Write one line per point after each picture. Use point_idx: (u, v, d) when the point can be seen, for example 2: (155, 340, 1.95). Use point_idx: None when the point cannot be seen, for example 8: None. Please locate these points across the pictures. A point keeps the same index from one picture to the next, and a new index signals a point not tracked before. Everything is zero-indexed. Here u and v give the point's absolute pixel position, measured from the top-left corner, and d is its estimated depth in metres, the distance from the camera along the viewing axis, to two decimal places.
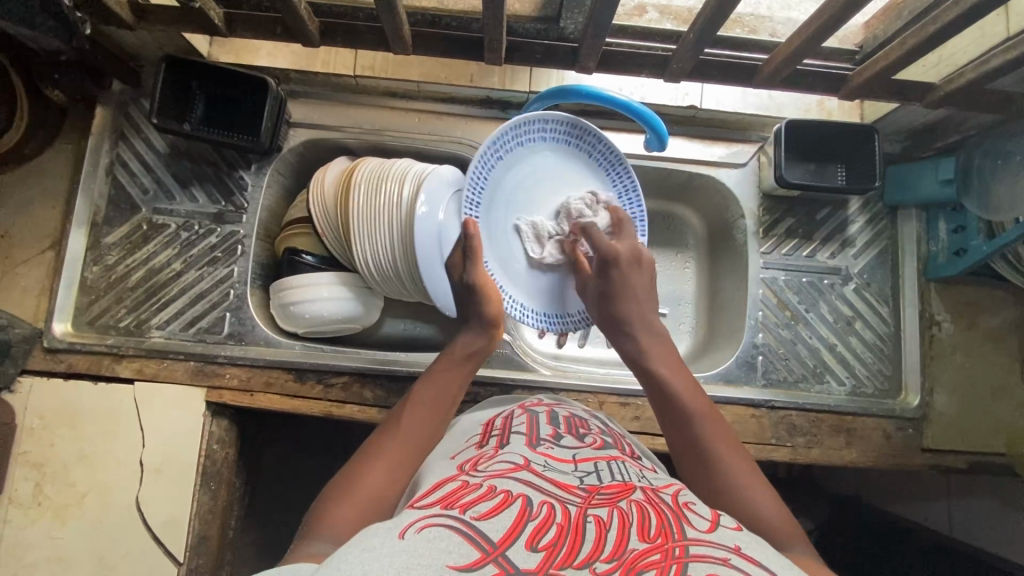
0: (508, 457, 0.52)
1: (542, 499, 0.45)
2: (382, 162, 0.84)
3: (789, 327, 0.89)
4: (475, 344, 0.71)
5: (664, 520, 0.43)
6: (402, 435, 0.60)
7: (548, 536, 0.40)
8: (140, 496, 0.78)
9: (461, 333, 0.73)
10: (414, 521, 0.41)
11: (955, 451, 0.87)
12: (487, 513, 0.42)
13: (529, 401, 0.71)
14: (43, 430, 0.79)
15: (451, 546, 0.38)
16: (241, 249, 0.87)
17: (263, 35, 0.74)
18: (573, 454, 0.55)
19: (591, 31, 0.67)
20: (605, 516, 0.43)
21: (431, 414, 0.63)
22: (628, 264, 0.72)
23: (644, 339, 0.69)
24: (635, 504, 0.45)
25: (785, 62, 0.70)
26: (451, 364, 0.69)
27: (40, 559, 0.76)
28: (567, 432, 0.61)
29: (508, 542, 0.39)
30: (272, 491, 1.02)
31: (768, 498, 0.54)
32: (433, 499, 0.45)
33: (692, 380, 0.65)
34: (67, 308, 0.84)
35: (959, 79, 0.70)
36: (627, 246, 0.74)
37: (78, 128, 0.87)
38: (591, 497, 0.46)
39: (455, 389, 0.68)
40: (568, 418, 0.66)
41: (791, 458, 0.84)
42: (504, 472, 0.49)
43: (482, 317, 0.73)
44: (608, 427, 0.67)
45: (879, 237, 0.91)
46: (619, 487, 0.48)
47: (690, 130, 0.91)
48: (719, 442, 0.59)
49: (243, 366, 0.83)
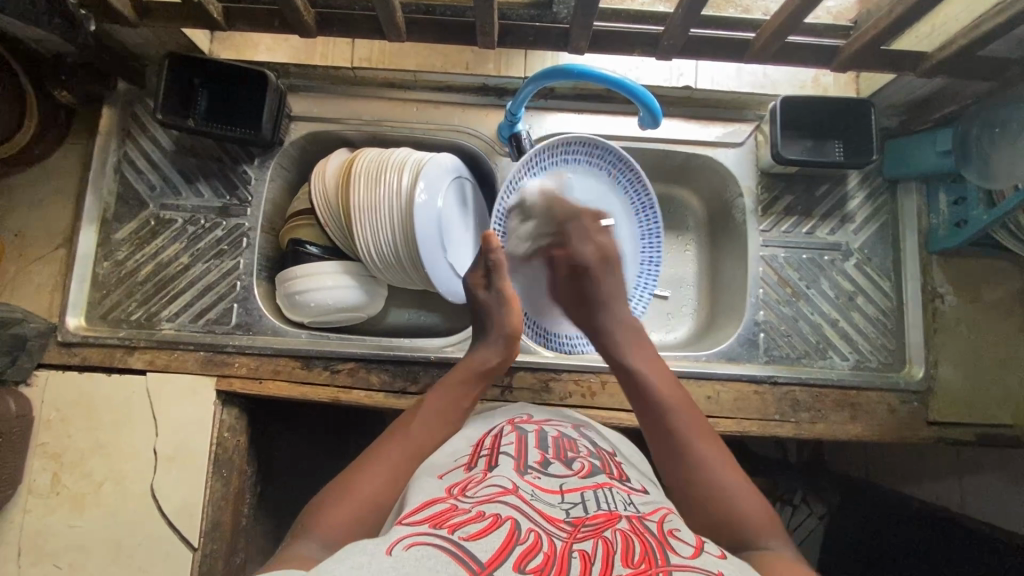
0: (498, 481, 0.52)
1: (530, 525, 0.46)
2: (382, 151, 0.85)
3: (790, 304, 0.90)
4: (491, 360, 0.72)
5: (648, 548, 0.44)
6: (404, 442, 0.61)
7: (535, 561, 0.41)
8: (155, 484, 0.80)
9: (480, 346, 0.73)
10: (403, 537, 0.43)
11: (962, 423, 0.86)
12: (475, 534, 0.43)
13: (519, 417, 0.70)
14: (60, 421, 0.81)
15: (438, 566, 0.39)
16: (247, 241, 0.89)
17: (261, 29, 0.76)
18: (561, 483, 0.54)
19: (581, 12, 0.68)
20: (590, 549, 0.43)
21: (439, 426, 0.65)
22: (599, 266, 0.77)
23: (619, 337, 0.73)
24: (620, 533, 0.46)
25: (774, 36, 0.71)
26: (464, 378, 0.70)
27: (61, 546, 0.78)
28: (555, 457, 0.59)
29: (495, 564, 0.40)
30: (284, 481, 1.03)
31: (747, 494, 0.56)
32: (421, 517, 0.46)
33: (671, 377, 0.68)
34: (80, 302, 0.86)
35: (951, 46, 0.71)
36: (596, 248, 0.78)
37: (87, 129, 0.90)
38: (576, 530, 0.46)
39: (464, 402, 0.69)
40: (557, 438, 0.64)
41: (796, 434, 0.84)
42: (492, 496, 0.49)
43: (502, 331, 0.73)
44: (597, 447, 0.65)
45: (879, 212, 0.91)
46: (605, 516, 0.49)
47: (686, 111, 0.91)
48: (698, 438, 0.61)
49: (252, 355, 0.85)
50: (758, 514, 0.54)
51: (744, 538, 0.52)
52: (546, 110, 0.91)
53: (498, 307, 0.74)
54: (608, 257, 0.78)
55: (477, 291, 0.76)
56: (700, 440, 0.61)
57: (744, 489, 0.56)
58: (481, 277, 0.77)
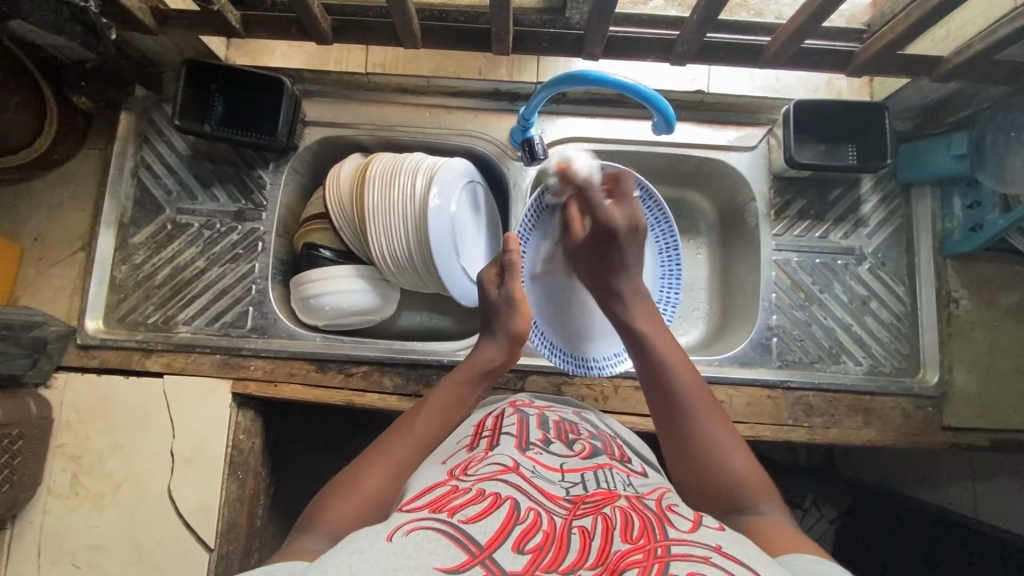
0: (498, 459, 0.53)
1: (529, 504, 0.45)
2: (395, 156, 0.85)
3: (803, 309, 0.89)
4: (495, 359, 0.72)
5: (646, 523, 0.44)
6: (409, 437, 0.61)
7: (534, 541, 0.41)
8: (172, 485, 0.81)
9: (484, 341, 0.73)
10: (403, 524, 0.43)
11: (976, 429, 0.86)
12: (475, 516, 0.43)
13: (521, 401, 0.69)
14: (79, 423, 0.82)
15: (437, 549, 0.39)
16: (262, 246, 0.90)
17: (278, 35, 0.77)
18: (562, 461, 0.55)
19: (596, 17, 0.68)
20: (590, 525, 0.43)
21: (443, 424, 0.64)
22: (627, 236, 0.72)
23: (632, 305, 0.70)
24: (619, 509, 0.45)
25: (790, 41, 0.71)
26: (469, 375, 0.69)
27: (80, 546, 0.80)
28: (556, 438, 0.60)
29: (494, 545, 0.40)
30: (296, 483, 1.04)
31: (741, 458, 0.56)
32: (422, 503, 0.46)
33: (681, 356, 0.65)
34: (98, 305, 0.87)
35: (968, 50, 0.71)
36: (623, 215, 0.73)
37: (105, 134, 0.91)
38: (576, 507, 0.46)
39: (467, 400, 0.68)
40: (558, 421, 0.64)
41: (808, 439, 0.84)
42: (492, 474, 0.50)
43: (507, 330, 0.73)
44: (598, 429, 0.66)
45: (893, 217, 0.91)
46: (604, 494, 0.49)
47: (699, 115, 0.91)
48: (699, 406, 0.60)
49: (267, 358, 0.86)
50: (750, 475, 0.54)
51: (735, 503, 0.53)
52: (558, 114, 0.91)
53: (506, 308, 0.74)
54: (634, 228, 0.73)
55: (488, 289, 0.75)
56: (704, 408, 0.60)
57: (738, 454, 0.56)
58: (494, 274, 0.76)
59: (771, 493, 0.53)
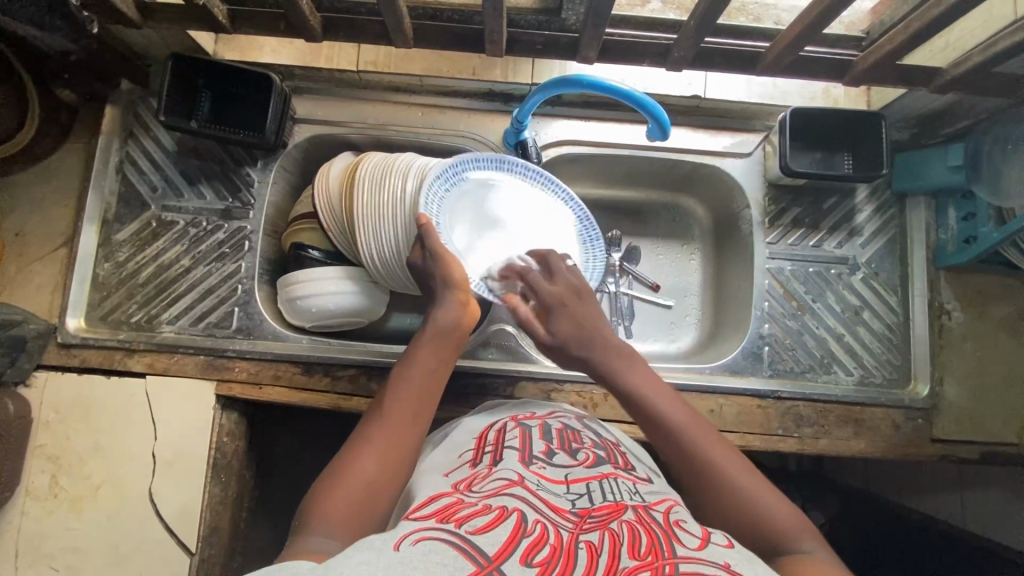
0: (503, 474, 0.52)
1: (536, 517, 0.45)
2: (387, 156, 0.84)
3: (795, 318, 0.89)
4: (447, 318, 0.66)
5: (654, 540, 0.43)
6: (383, 426, 0.57)
7: (541, 554, 0.40)
8: (153, 488, 0.80)
9: (437, 306, 0.67)
10: (408, 533, 0.41)
11: (966, 441, 0.86)
12: (482, 528, 0.42)
13: (522, 413, 0.68)
14: (58, 423, 0.81)
15: (446, 560, 0.38)
16: (248, 245, 0.88)
17: (265, 32, 0.75)
18: (566, 473, 0.54)
19: (591, 21, 0.67)
20: (597, 541, 0.42)
21: (415, 395, 0.60)
22: (570, 300, 0.69)
23: (608, 363, 0.65)
24: (626, 525, 0.45)
25: (787, 49, 0.71)
26: (427, 342, 0.64)
27: (58, 548, 0.78)
28: (560, 448, 0.59)
29: (502, 557, 0.39)
30: (281, 483, 1.04)
31: (773, 499, 0.52)
32: (428, 511, 0.45)
33: (671, 393, 0.62)
34: (80, 304, 0.85)
35: (966, 63, 0.70)
36: (564, 283, 0.71)
37: (88, 129, 0.89)
38: (583, 521, 0.45)
39: (435, 363, 0.63)
40: (561, 430, 0.63)
41: (798, 449, 0.84)
42: (498, 489, 0.48)
43: (447, 284, 0.68)
44: (601, 437, 0.64)
45: (888, 227, 0.90)
46: (611, 507, 0.48)
47: (694, 121, 0.90)
48: (722, 459, 0.56)
49: (252, 360, 0.85)
50: (787, 516, 0.51)
51: (779, 547, 0.49)
52: (553, 117, 0.90)
53: (439, 264, 0.68)
54: (579, 290, 0.71)
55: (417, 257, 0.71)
56: (726, 460, 0.55)
57: (771, 496, 0.53)
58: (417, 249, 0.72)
59: (809, 529, 0.50)
